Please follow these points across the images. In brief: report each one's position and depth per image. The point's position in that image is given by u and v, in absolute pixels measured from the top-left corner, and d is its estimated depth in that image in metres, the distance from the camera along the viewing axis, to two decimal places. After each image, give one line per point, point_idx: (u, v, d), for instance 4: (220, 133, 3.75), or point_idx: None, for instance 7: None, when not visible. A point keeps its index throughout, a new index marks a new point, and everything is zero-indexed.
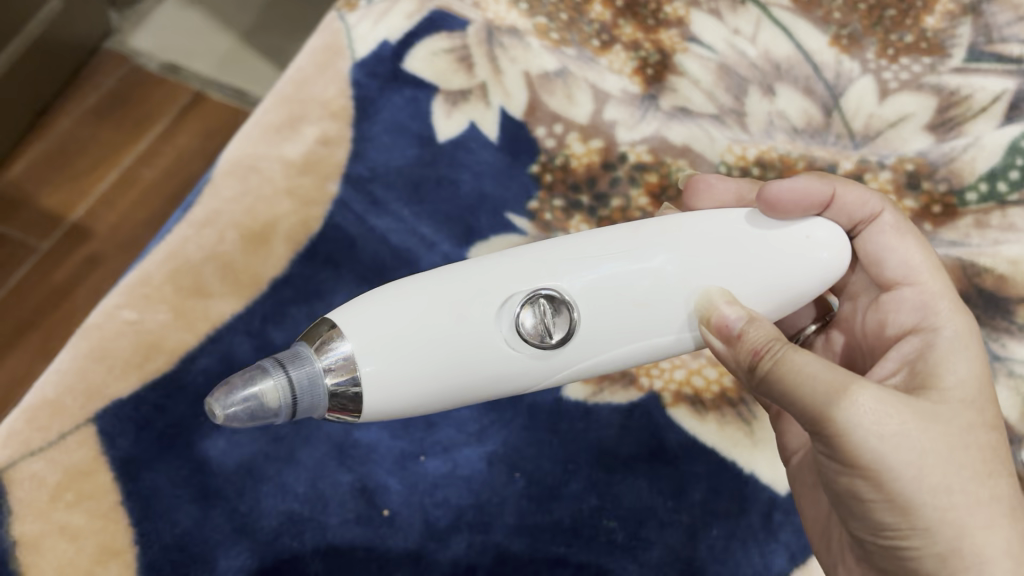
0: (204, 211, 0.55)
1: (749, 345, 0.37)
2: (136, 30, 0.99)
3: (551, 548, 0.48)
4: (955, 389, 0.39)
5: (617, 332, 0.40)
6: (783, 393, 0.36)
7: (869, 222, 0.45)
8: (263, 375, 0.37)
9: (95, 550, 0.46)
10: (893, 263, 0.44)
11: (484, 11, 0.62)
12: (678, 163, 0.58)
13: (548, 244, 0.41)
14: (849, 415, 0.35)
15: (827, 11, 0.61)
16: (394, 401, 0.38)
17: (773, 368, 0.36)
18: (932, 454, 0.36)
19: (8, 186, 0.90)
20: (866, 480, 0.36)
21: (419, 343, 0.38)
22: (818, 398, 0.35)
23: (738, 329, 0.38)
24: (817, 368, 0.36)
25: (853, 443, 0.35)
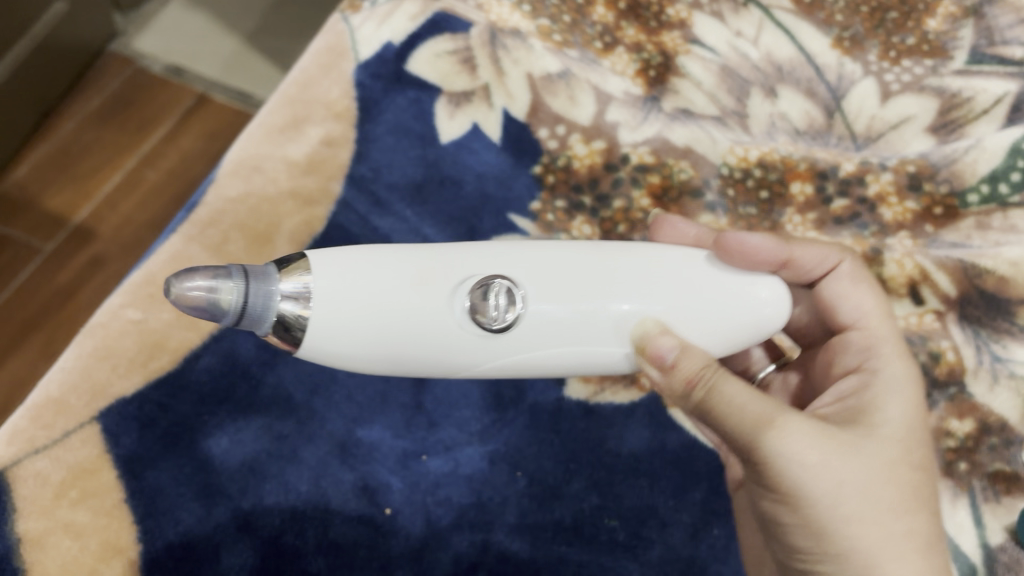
0: (208, 211, 0.55)
1: (682, 376, 0.38)
2: (141, 34, 1.00)
3: (552, 547, 0.48)
4: (886, 427, 0.39)
5: (558, 333, 0.39)
6: (713, 419, 0.37)
7: (824, 275, 0.46)
8: (227, 273, 0.36)
9: (98, 547, 0.46)
10: (846, 308, 0.45)
11: (487, 13, 0.62)
12: (680, 164, 0.58)
13: (526, 243, 0.41)
14: (773, 444, 0.35)
15: (830, 13, 0.61)
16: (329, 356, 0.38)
17: (705, 398, 0.37)
18: (850, 484, 0.36)
19: (14, 188, 0.91)
20: (785, 504, 0.37)
21: (370, 304, 0.37)
22: (743, 425, 0.36)
23: (670, 359, 0.38)
24: (748, 396, 0.36)
25: (773, 469, 0.36)
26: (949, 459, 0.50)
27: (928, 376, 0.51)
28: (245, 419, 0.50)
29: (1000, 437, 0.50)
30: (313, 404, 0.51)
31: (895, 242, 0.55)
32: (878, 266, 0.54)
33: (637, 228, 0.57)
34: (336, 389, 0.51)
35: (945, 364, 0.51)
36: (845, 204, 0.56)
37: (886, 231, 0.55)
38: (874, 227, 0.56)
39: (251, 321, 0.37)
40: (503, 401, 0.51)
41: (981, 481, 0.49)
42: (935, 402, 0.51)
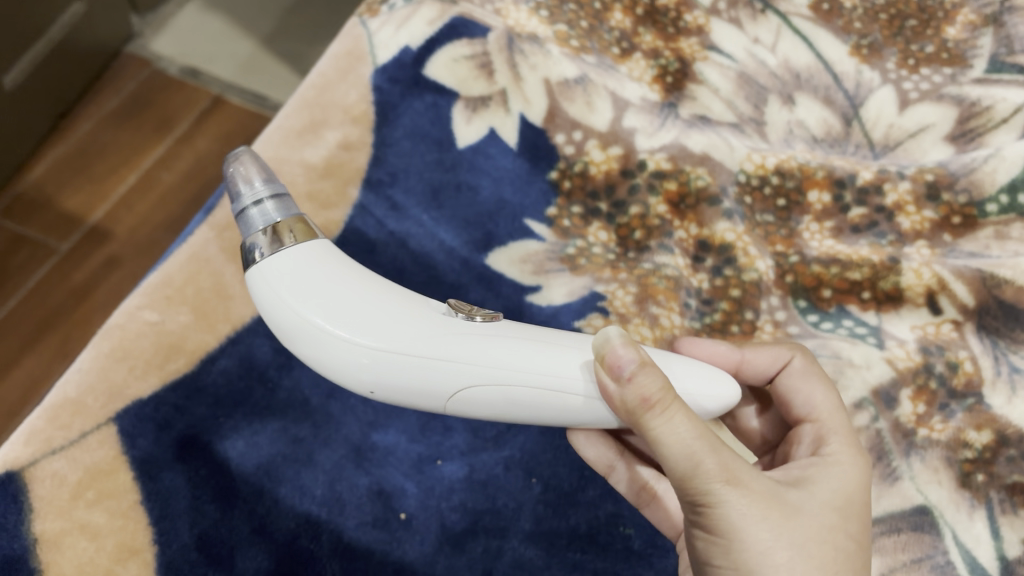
0: (226, 215, 0.56)
1: (636, 391, 0.35)
2: (158, 36, 1.03)
3: (566, 555, 0.48)
4: (829, 496, 0.37)
5: (511, 342, 0.40)
6: (657, 451, 0.35)
7: (778, 372, 0.46)
8: (269, 181, 0.42)
9: (114, 549, 0.46)
10: (798, 402, 0.44)
11: (505, 18, 0.63)
12: (696, 171, 0.57)
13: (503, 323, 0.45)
14: (715, 482, 0.34)
15: (848, 21, 0.63)
16: (267, 302, 0.40)
17: (652, 425, 0.35)
18: (786, 537, 0.35)
19: (31, 188, 0.91)
20: (719, 545, 0.35)
21: (355, 276, 0.41)
22: (686, 462, 0.34)
23: (627, 370, 0.35)
24: (695, 437, 0.34)
25: (712, 507, 0.34)
26: (966, 471, 0.49)
27: (946, 387, 0.51)
28: (261, 422, 0.50)
29: (1019, 450, 0.49)
30: (330, 407, 0.51)
31: (913, 251, 0.55)
32: (895, 275, 0.53)
33: (653, 234, 0.57)
34: (352, 393, 0.52)
35: (963, 375, 0.51)
36: (863, 212, 0.56)
37: (904, 240, 0.55)
38: (891, 236, 0.55)
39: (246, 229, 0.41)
40: None
41: (999, 493, 0.48)
42: (952, 413, 0.50)
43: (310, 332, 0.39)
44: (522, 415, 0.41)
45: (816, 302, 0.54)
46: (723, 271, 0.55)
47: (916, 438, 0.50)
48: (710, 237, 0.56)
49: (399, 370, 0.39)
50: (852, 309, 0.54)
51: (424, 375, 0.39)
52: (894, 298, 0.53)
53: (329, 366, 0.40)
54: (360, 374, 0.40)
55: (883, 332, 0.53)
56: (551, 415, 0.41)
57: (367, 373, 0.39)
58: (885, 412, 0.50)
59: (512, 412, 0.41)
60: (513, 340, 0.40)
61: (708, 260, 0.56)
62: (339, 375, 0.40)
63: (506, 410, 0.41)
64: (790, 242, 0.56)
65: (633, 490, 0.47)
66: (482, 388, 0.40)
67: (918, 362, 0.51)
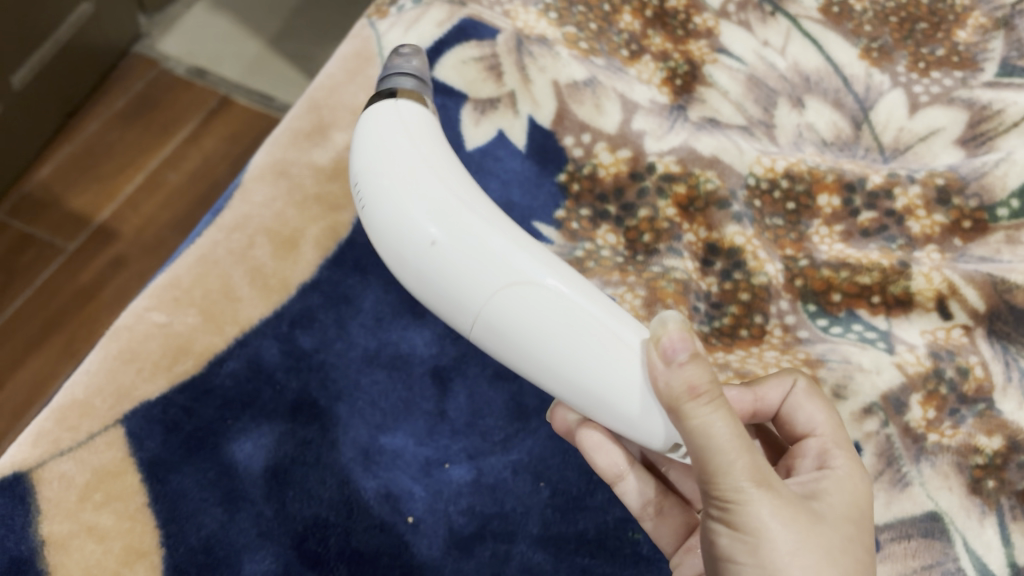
0: (234, 216, 0.56)
1: (686, 380, 0.35)
2: (166, 37, 1.03)
3: (574, 559, 0.47)
4: (843, 508, 0.38)
5: (575, 291, 0.40)
6: (691, 443, 0.35)
7: (782, 403, 0.45)
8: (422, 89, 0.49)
9: (121, 551, 0.46)
10: (801, 423, 0.44)
11: (514, 21, 0.63)
12: (706, 174, 0.57)
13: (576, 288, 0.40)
14: (748, 479, 0.34)
15: (858, 24, 0.63)
16: (386, 125, 0.44)
17: (694, 414, 0.34)
18: (810, 541, 0.35)
19: (38, 187, 0.91)
20: (744, 542, 0.34)
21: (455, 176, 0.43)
22: (722, 457, 0.34)
23: (682, 356, 0.35)
24: (735, 435, 0.34)
25: (742, 504, 0.34)
26: (977, 477, 0.48)
27: (956, 392, 0.50)
28: (269, 425, 0.50)
29: None
30: (338, 409, 0.51)
31: (923, 255, 0.54)
32: (905, 279, 0.53)
33: (662, 237, 0.56)
34: (360, 396, 0.52)
35: (974, 380, 0.50)
36: (873, 216, 0.55)
37: (914, 244, 0.54)
38: (901, 240, 0.55)
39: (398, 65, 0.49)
40: (525, 411, 0.52)
41: (1010, 499, 0.48)
42: (962, 419, 0.50)
43: (415, 159, 0.43)
44: (538, 364, 0.40)
45: (826, 306, 0.54)
46: (732, 275, 0.55)
47: (926, 444, 0.49)
48: (720, 241, 0.56)
49: (466, 235, 0.40)
50: (862, 313, 0.54)
51: (486, 258, 0.40)
52: (904, 302, 0.53)
53: (401, 195, 0.42)
54: (421, 230, 0.41)
55: (892, 337, 0.52)
56: (571, 388, 0.39)
57: (436, 215, 0.41)
58: (896, 418, 0.50)
59: (530, 356, 0.40)
60: (590, 292, 0.40)
61: (717, 264, 0.55)
62: (402, 226, 0.41)
63: (529, 346, 0.39)
64: (799, 246, 0.55)
65: (638, 504, 0.45)
66: (532, 300, 0.39)
67: (928, 366, 0.51)
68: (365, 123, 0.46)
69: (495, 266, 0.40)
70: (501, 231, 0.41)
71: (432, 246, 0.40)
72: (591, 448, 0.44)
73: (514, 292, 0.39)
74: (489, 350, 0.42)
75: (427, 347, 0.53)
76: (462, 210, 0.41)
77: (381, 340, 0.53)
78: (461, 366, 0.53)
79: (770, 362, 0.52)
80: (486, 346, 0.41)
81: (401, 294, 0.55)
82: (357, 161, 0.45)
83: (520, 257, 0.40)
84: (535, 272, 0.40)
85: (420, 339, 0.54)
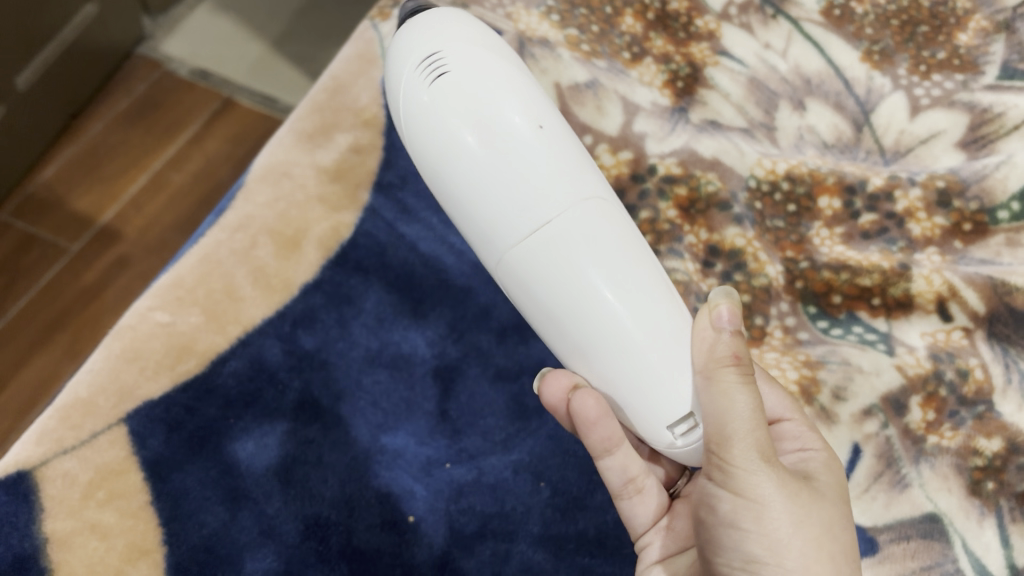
0: (238, 216, 0.56)
1: (729, 348, 0.37)
2: (170, 38, 1.03)
3: (575, 559, 0.47)
4: (837, 489, 0.40)
5: (622, 241, 0.40)
6: (710, 411, 0.37)
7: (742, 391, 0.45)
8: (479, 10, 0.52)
9: (125, 549, 0.46)
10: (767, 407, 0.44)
11: (516, 22, 0.63)
12: (707, 176, 0.58)
13: (625, 235, 0.40)
14: (761, 450, 0.36)
15: (859, 26, 0.63)
16: (465, 31, 0.44)
17: (721, 383, 0.37)
18: (812, 516, 0.37)
19: (42, 188, 0.92)
20: (752, 509, 0.36)
21: (528, 90, 0.42)
22: (739, 425, 0.36)
23: (733, 330, 0.38)
24: (753, 409, 0.36)
25: (751, 472, 0.36)
26: (976, 479, 0.48)
27: (956, 394, 0.50)
28: (271, 424, 0.51)
29: None
30: (339, 409, 0.51)
31: (923, 258, 0.54)
32: (905, 281, 0.53)
33: (664, 239, 0.56)
34: (362, 396, 0.52)
35: (973, 382, 0.50)
36: (874, 219, 0.55)
37: (914, 246, 0.54)
38: (901, 243, 0.55)
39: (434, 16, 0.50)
40: (526, 411, 0.52)
41: (1009, 501, 0.48)
42: (962, 421, 0.50)
43: (483, 61, 0.42)
44: (564, 295, 0.39)
45: (826, 308, 0.54)
46: (733, 276, 0.55)
47: (926, 446, 0.49)
48: (720, 242, 0.56)
49: (526, 144, 0.40)
50: (862, 315, 0.53)
51: (542, 176, 0.39)
52: (904, 304, 0.53)
53: (463, 88, 0.41)
54: (471, 141, 0.40)
55: (893, 339, 0.52)
56: (594, 329, 0.39)
57: (491, 117, 0.40)
58: (896, 419, 0.50)
59: (557, 289, 0.39)
60: (635, 246, 0.41)
61: (717, 266, 0.56)
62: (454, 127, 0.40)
63: (560, 277, 0.39)
64: (800, 248, 0.55)
65: (619, 482, 0.44)
66: (580, 237, 0.39)
67: (928, 369, 0.51)
68: (429, 19, 0.45)
69: (547, 183, 0.39)
70: (563, 158, 0.40)
71: (477, 147, 0.40)
72: (581, 417, 0.41)
73: (562, 217, 0.39)
74: (506, 273, 0.41)
75: (428, 347, 0.54)
76: (526, 125, 0.40)
77: (383, 340, 0.54)
78: (463, 366, 0.53)
79: (771, 363, 0.52)
80: (506, 266, 0.41)
81: (402, 295, 0.55)
82: (405, 53, 0.44)
83: (576, 187, 0.40)
84: (589, 206, 0.40)
85: (422, 340, 0.54)
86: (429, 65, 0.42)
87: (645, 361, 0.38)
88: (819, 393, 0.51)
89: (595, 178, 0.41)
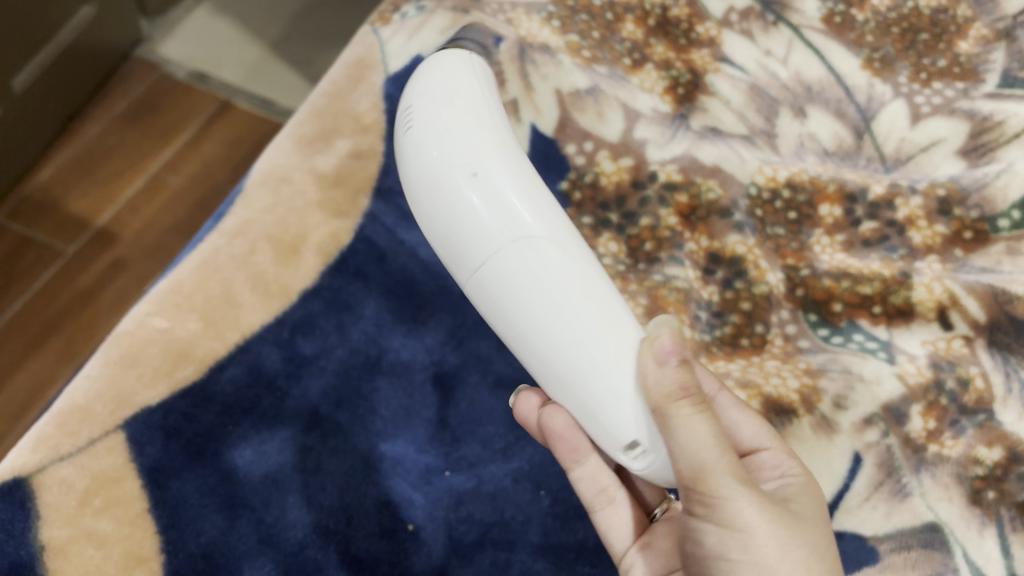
0: (237, 222, 0.56)
1: (675, 380, 0.35)
2: (167, 41, 1.03)
3: (575, 568, 0.47)
4: (811, 505, 0.39)
5: (549, 272, 0.38)
6: (676, 446, 0.35)
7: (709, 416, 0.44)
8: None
9: (122, 557, 0.45)
10: (747, 433, 0.43)
11: (517, 28, 0.62)
12: (708, 183, 0.57)
13: (564, 264, 0.39)
14: (735, 477, 0.34)
15: (860, 34, 0.63)
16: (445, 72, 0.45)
17: (682, 415, 0.34)
18: (797, 536, 0.36)
19: (38, 191, 0.92)
20: (738, 539, 0.34)
21: (475, 127, 0.42)
22: (708, 455, 0.34)
23: (679, 359, 0.36)
24: (718, 437, 0.34)
25: (730, 501, 0.34)
26: (977, 488, 0.48)
27: (956, 404, 0.50)
28: (270, 431, 0.50)
29: None
30: (338, 417, 0.51)
31: (924, 266, 0.54)
32: (906, 290, 0.53)
33: (664, 246, 0.56)
34: (361, 403, 0.52)
35: (974, 391, 0.50)
36: (874, 226, 0.55)
37: (915, 255, 0.54)
38: (902, 251, 0.55)
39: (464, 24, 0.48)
40: None
41: (1010, 510, 0.47)
42: (962, 429, 0.49)
43: (432, 109, 0.43)
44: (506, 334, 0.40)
45: (826, 316, 0.54)
46: (733, 284, 0.55)
47: (926, 455, 0.49)
48: (721, 250, 0.56)
49: (449, 190, 0.41)
50: (863, 323, 0.53)
51: (463, 224, 0.40)
52: (905, 312, 0.53)
53: (408, 146, 0.43)
54: (420, 193, 0.42)
55: (893, 346, 0.52)
56: (542, 362, 0.39)
57: (427, 172, 0.42)
58: (896, 428, 0.50)
59: (500, 329, 0.41)
60: (566, 278, 0.38)
61: (718, 273, 0.56)
62: (412, 178, 0.43)
63: (496, 319, 0.40)
64: (800, 256, 0.55)
65: (592, 492, 0.45)
66: (498, 280, 0.39)
67: (929, 377, 0.51)
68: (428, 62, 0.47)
69: (471, 229, 0.40)
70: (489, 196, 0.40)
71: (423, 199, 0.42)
72: (549, 429, 0.43)
73: (483, 262, 0.40)
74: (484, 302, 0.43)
75: (427, 354, 0.54)
76: (455, 167, 0.41)
77: (382, 347, 0.53)
78: (463, 373, 0.53)
79: (772, 371, 0.52)
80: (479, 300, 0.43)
81: (402, 303, 0.55)
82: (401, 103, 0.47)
83: (494, 228, 0.40)
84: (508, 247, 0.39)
85: (421, 347, 0.54)
86: (400, 121, 0.45)
87: (574, 398, 0.39)
88: (820, 402, 0.51)
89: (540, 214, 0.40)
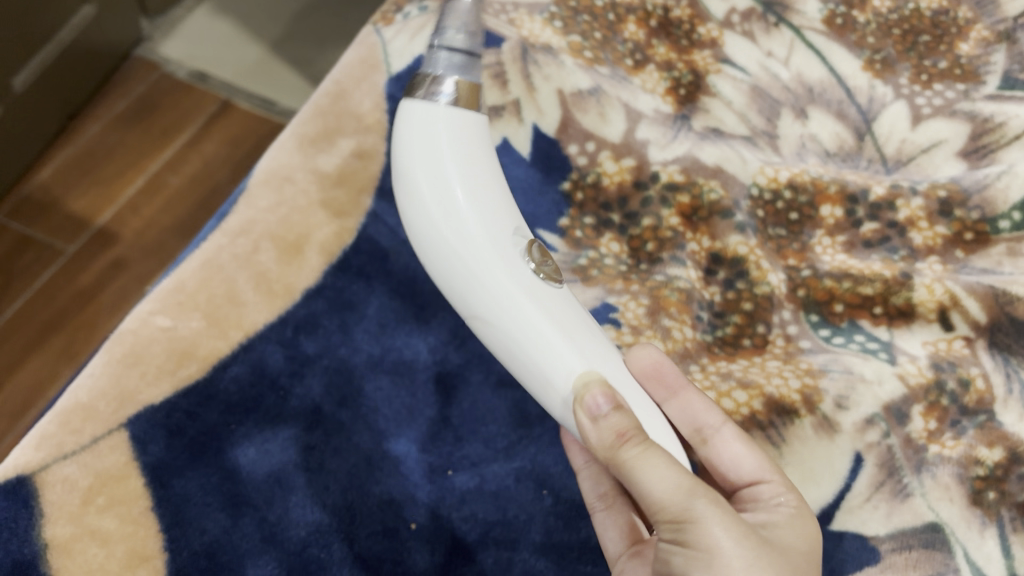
0: (239, 221, 0.56)
1: (613, 428, 0.37)
2: (167, 40, 1.03)
3: (577, 567, 0.47)
4: (795, 539, 0.38)
5: (503, 345, 0.42)
6: (632, 482, 0.36)
7: (712, 448, 0.45)
8: (471, 40, 0.46)
9: (125, 555, 0.45)
10: (748, 465, 0.43)
11: (519, 28, 0.63)
12: (709, 183, 0.57)
13: (511, 334, 0.42)
14: (695, 499, 0.34)
15: (861, 35, 0.63)
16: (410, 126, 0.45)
17: (629, 455, 0.36)
18: (770, 562, 0.35)
19: (38, 190, 0.92)
20: (702, 560, 0.34)
21: (425, 198, 0.43)
22: (662, 483, 0.35)
23: (608, 409, 0.37)
24: (671, 471, 0.35)
25: (691, 522, 0.34)
26: (978, 488, 0.48)
27: (957, 404, 0.50)
28: (273, 430, 0.50)
29: None
30: (341, 416, 0.51)
31: (925, 267, 0.54)
32: (907, 290, 0.53)
33: (666, 247, 0.56)
34: (364, 402, 0.52)
35: (975, 392, 0.50)
36: (875, 227, 0.55)
37: (916, 256, 0.55)
38: (903, 252, 0.55)
39: (428, 62, 0.46)
40: (529, 419, 0.52)
41: (1010, 511, 0.47)
42: (963, 430, 0.50)
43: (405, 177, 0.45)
44: None
45: (828, 316, 0.54)
46: (735, 284, 0.55)
47: (927, 455, 0.49)
48: (722, 250, 0.56)
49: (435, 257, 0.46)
50: (864, 324, 0.54)
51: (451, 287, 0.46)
52: (906, 313, 0.53)
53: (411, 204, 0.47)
54: None
55: (894, 347, 0.52)
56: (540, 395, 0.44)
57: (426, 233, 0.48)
58: (897, 428, 0.50)
59: None
60: (512, 349, 0.42)
61: (720, 273, 0.56)
62: None
63: None
64: (802, 256, 0.56)
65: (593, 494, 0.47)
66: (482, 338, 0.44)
67: (930, 377, 0.51)
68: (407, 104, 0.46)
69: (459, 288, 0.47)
70: (446, 275, 0.44)
71: None
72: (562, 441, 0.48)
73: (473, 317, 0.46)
74: None
75: (430, 353, 0.54)
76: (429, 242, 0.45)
77: (385, 346, 0.54)
78: (465, 373, 0.53)
79: (772, 372, 0.52)
80: None
81: (405, 302, 0.55)
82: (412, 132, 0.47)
83: (461, 302, 0.44)
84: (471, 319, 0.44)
85: (424, 346, 0.54)
86: None
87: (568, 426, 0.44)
88: (821, 402, 0.50)
89: (481, 293, 0.42)
